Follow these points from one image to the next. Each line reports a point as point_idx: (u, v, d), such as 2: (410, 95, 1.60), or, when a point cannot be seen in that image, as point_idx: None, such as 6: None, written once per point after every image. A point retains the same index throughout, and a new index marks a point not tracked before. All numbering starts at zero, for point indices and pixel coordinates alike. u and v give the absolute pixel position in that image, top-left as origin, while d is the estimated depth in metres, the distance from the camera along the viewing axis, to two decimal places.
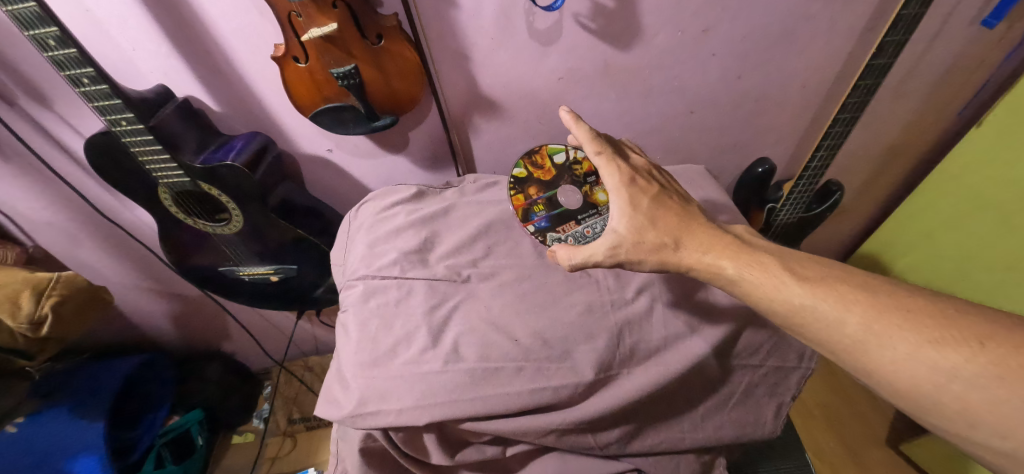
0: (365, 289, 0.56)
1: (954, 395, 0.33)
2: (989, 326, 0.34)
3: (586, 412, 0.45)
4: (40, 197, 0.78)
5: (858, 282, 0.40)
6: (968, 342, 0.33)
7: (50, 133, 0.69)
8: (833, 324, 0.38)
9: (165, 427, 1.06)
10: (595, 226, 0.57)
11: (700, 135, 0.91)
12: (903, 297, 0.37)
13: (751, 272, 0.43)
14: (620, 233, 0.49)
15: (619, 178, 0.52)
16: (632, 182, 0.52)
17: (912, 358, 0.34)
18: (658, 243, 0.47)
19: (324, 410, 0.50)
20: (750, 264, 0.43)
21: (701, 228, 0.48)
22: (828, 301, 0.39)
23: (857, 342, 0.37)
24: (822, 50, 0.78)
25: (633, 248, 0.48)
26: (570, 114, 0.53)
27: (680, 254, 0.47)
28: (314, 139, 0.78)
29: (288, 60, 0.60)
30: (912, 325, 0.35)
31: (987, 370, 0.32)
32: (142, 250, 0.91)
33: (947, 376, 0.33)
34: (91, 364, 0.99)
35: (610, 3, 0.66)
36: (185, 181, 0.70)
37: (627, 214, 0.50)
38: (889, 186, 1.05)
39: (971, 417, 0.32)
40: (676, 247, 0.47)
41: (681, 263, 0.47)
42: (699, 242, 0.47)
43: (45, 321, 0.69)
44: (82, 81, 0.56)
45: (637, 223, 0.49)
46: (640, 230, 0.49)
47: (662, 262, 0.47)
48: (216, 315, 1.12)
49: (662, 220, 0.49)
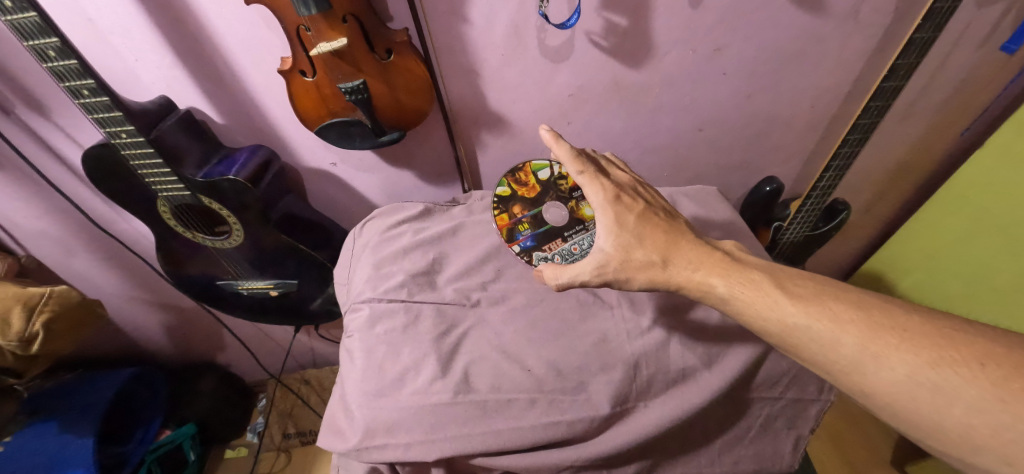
0: (372, 313, 0.54)
1: (955, 420, 0.31)
2: (988, 344, 0.32)
3: (602, 448, 0.44)
4: (34, 207, 0.76)
5: (850, 299, 0.38)
6: (968, 362, 0.32)
7: (47, 143, 0.67)
8: (829, 344, 0.36)
9: (156, 442, 1.02)
10: (582, 243, 0.55)
11: (709, 153, 0.90)
12: (899, 315, 0.36)
13: (742, 290, 0.41)
14: (608, 252, 0.46)
15: (603, 195, 0.48)
16: (618, 199, 0.48)
17: (911, 381, 0.33)
18: (647, 261, 0.45)
19: (328, 441, 0.48)
20: (742, 281, 0.41)
21: (690, 243, 0.46)
22: (822, 321, 0.37)
23: (853, 363, 0.35)
24: (833, 71, 0.77)
25: (621, 266, 0.46)
26: (549, 132, 0.49)
27: (670, 272, 0.44)
28: (318, 153, 0.76)
29: (295, 74, 0.59)
30: (909, 345, 0.34)
31: (988, 393, 0.30)
32: (138, 261, 0.89)
33: (947, 399, 0.31)
34: (82, 378, 0.96)
35: (623, 22, 0.65)
36: (186, 195, 0.68)
37: (614, 231, 0.46)
38: (894, 206, 1.05)
39: (974, 441, 0.30)
40: (665, 265, 0.45)
41: (671, 281, 0.44)
42: (689, 260, 0.44)
43: (35, 338, 0.66)
44: (82, 93, 0.54)
45: (624, 241, 0.46)
46: (627, 248, 0.46)
47: (652, 282, 0.45)
48: (211, 327, 1.09)
49: (650, 237, 0.46)
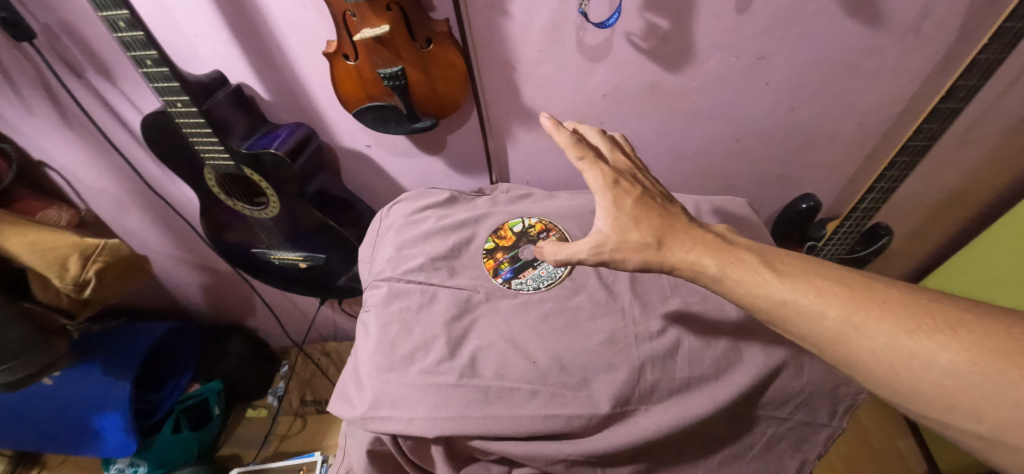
0: (389, 291, 0.56)
1: (930, 382, 0.33)
2: (960, 313, 0.34)
3: (600, 446, 0.44)
4: (96, 165, 0.82)
5: (835, 276, 0.39)
6: (942, 329, 0.34)
7: (111, 106, 0.72)
8: (814, 317, 0.37)
9: (186, 394, 1.10)
10: (548, 269, 0.58)
11: (744, 164, 0.88)
12: (879, 288, 0.38)
13: (733, 270, 0.41)
14: (606, 232, 0.46)
15: (602, 180, 0.47)
16: (617, 184, 0.47)
17: (890, 349, 0.34)
18: (642, 243, 0.44)
19: (337, 407, 0.50)
20: (732, 262, 0.42)
21: (684, 227, 0.45)
22: (808, 295, 0.38)
23: (836, 333, 0.36)
24: (885, 88, 0.73)
25: (617, 247, 0.45)
26: (550, 120, 0.49)
27: (664, 254, 0.43)
28: (354, 134, 0.79)
29: (339, 57, 0.61)
30: (888, 315, 0.35)
31: (960, 355, 0.32)
32: (182, 222, 0.95)
33: (922, 363, 0.33)
34: (125, 327, 1.03)
35: (665, 24, 0.65)
36: (230, 165, 0.72)
37: (611, 213, 0.46)
38: (942, 235, 0.99)
39: (947, 401, 0.32)
40: (660, 247, 0.44)
41: (665, 262, 0.43)
42: (682, 242, 0.44)
43: (88, 283, 0.72)
44: (146, 63, 0.58)
45: (621, 222, 0.45)
46: (624, 230, 0.45)
47: (646, 263, 0.44)
48: (243, 291, 1.16)
49: (646, 219, 0.45)
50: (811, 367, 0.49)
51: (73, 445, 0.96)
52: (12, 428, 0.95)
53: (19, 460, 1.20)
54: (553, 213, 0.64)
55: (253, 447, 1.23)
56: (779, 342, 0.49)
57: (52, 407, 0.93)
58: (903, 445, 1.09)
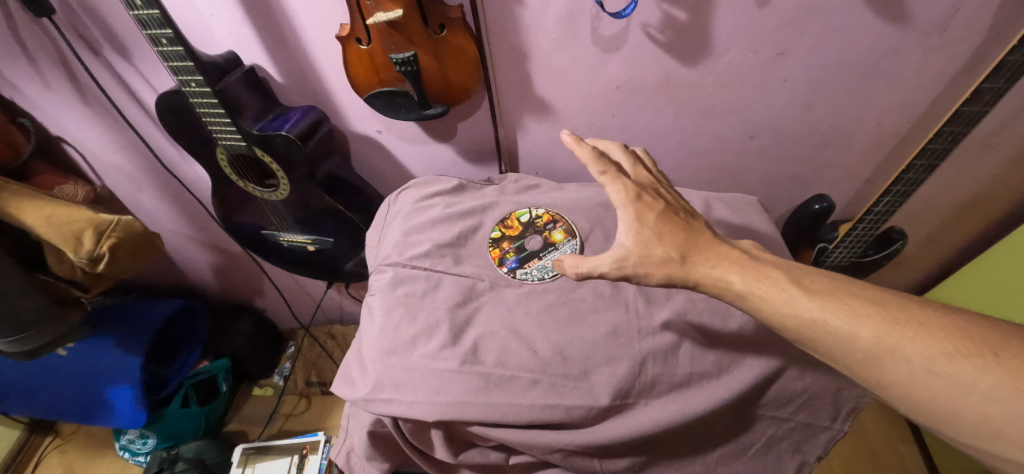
0: (395, 276, 0.56)
1: (971, 408, 0.32)
2: (1000, 337, 0.34)
3: (597, 437, 0.44)
4: (111, 142, 0.84)
5: (866, 295, 0.39)
6: (982, 353, 0.33)
7: (127, 84, 0.73)
8: (845, 337, 0.37)
9: (195, 370, 1.13)
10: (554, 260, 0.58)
11: (756, 162, 0.86)
12: (913, 309, 0.37)
13: (760, 287, 0.41)
14: (628, 247, 0.45)
15: (625, 194, 0.47)
16: (640, 198, 0.47)
17: (927, 371, 0.34)
18: (665, 257, 0.44)
19: (340, 388, 0.51)
20: (759, 278, 0.41)
21: (708, 242, 0.45)
22: (840, 314, 0.37)
23: (869, 354, 0.36)
24: (906, 89, 0.71)
25: (639, 261, 0.45)
26: (570, 136, 0.49)
27: (688, 269, 0.43)
28: (365, 119, 0.79)
29: (351, 41, 0.61)
30: (924, 338, 0.35)
31: (1002, 381, 0.32)
32: (195, 202, 0.97)
33: (963, 388, 0.32)
34: (137, 303, 1.06)
35: (682, 16, 0.63)
36: (241, 146, 0.73)
37: (634, 227, 0.46)
38: (959, 241, 0.97)
39: (992, 429, 0.31)
40: (684, 262, 0.44)
41: (689, 278, 0.43)
42: (706, 257, 0.44)
43: (102, 258, 0.74)
44: (161, 41, 0.59)
45: (644, 236, 0.45)
46: (646, 244, 0.45)
47: (669, 277, 0.43)
48: (252, 272, 1.17)
49: (668, 235, 0.45)
50: (815, 368, 0.48)
51: (86, 415, 0.99)
52: (28, 394, 0.98)
53: (35, 427, 1.24)
54: (561, 204, 0.64)
55: (258, 424, 1.26)
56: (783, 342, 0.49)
57: (68, 378, 0.96)
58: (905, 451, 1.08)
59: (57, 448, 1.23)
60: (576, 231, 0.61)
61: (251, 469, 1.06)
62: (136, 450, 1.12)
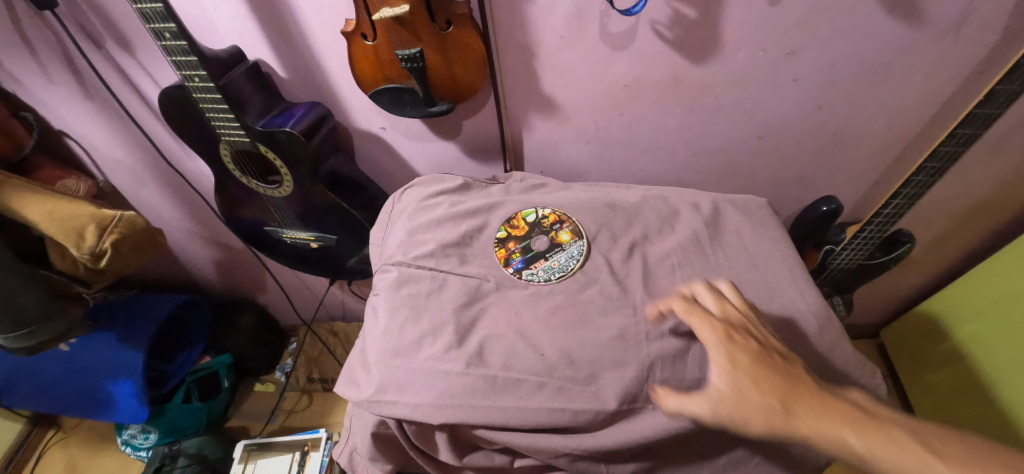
0: (399, 276, 0.56)
1: None
2: None
3: (604, 442, 0.44)
4: (114, 137, 0.83)
5: None
6: None
7: (130, 79, 0.73)
8: None
9: (196, 366, 1.13)
10: (560, 261, 0.58)
11: (764, 162, 0.85)
12: None
13: (886, 452, 0.31)
14: (718, 390, 0.37)
15: (714, 334, 0.41)
16: (731, 338, 0.41)
17: None
18: (765, 407, 0.35)
19: (344, 389, 0.50)
20: (885, 440, 0.32)
21: (817, 393, 0.36)
22: None
23: None
24: (919, 90, 0.70)
25: (734, 410, 0.36)
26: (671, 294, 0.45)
27: (795, 425, 0.34)
28: (370, 116, 0.78)
29: (357, 36, 0.60)
30: None
31: None
32: (197, 197, 0.96)
33: None
34: (139, 299, 1.06)
35: (692, 14, 0.62)
36: (245, 142, 0.72)
37: (725, 369, 0.38)
38: (968, 244, 0.96)
39: None
40: (788, 416, 0.35)
41: (796, 435, 0.34)
42: (818, 411, 0.35)
43: (104, 254, 0.73)
44: (164, 36, 0.57)
45: (737, 381, 0.37)
46: (741, 390, 0.37)
47: (772, 433, 0.34)
48: (255, 268, 1.17)
49: (767, 379, 0.37)
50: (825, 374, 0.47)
51: (87, 410, 0.99)
52: (31, 389, 0.98)
53: (37, 420, 1.25)
54: (567, 204, 0.63)
55: (260, 420, 1.26)
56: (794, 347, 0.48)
57: (71, 374, 0.96)
58: None
59: (59, 442, 1.23)
60: (583, 232, 0.60)
61: (252, 465, 1.06)
62: (138, 445, 1.12)
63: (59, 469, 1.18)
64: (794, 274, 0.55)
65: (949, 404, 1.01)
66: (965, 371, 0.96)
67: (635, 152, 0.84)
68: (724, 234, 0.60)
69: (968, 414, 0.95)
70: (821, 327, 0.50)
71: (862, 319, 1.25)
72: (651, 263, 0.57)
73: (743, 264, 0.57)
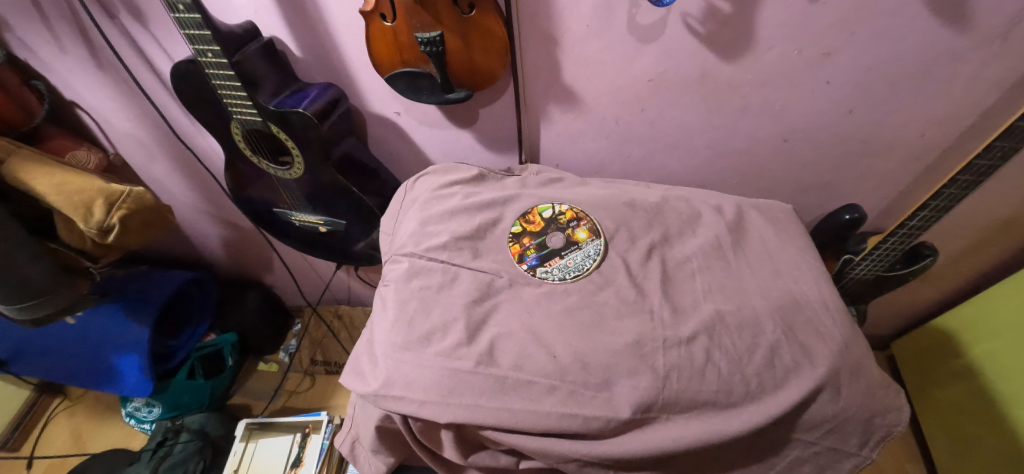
0: (410, 267, 0.54)
1: None
2: None
3: (614, 450, 0.42)
4: (125, 110, 0.82)
5: None
6: None
7: (142, 51, 0.71)
8: None
9: (201, 344, 1.13)
10: (575, 260, 0.56)
11: (788, 165, 0.82)
12: None
13: None
14: None
15: None
16: None
17: None
18: None
19: (349, 380, 0.50)
20: None
21: None
22: None
23: None
24: (961, 101, 0.66)
25: None
26: None
27: None
28: (385, 100, 0.76)
29: (375, 16, 0.58)
30: None
31: None
32: (207, 174, 0.95)
33: None
34: (147, 274, 1.05)
35: (727, 7, 0.59)
36: (257, 121, 0.70)
37: None
38: (993, 260, 0.93)
39: None
40: None
41: None
42: None
43: (112, 229, 0.73)
44: (178, 8, 0.55)
45: None
46: None
47: None
48: (262, 248, 1.16)
49: None
50: (848, 392, 0.45)
51: (93, 381, 0.99)
52: (39, 358, 0.99)
53: (44, 388, 1.26)
54: (585, 200, 0.61)
55: (263, 399, 1.27)
56: (817, 363, 0.46)
57: (77, 345, 0.97)
58: (911, 469, 1.09)
59: (65, 410, 1.25)
60: (601, 231, 0.58)
61: (253, 444, 1.06)
62: (141, 418, 1.15)
63: (63, 438, 1.20)
64: (819, 285, 0.53)
65: (959, 422, 0.98)
66: (976, 389, 0.93)
67: (654, 148, 0.81)
68: (748, 240, 0.58)
69: (976, 433, 0.93)
70: (846, 343, 0.48)
71: (875, 330, 1.23)
72: (669, 266, 0.55)
73: (767, 273, 0.54)
